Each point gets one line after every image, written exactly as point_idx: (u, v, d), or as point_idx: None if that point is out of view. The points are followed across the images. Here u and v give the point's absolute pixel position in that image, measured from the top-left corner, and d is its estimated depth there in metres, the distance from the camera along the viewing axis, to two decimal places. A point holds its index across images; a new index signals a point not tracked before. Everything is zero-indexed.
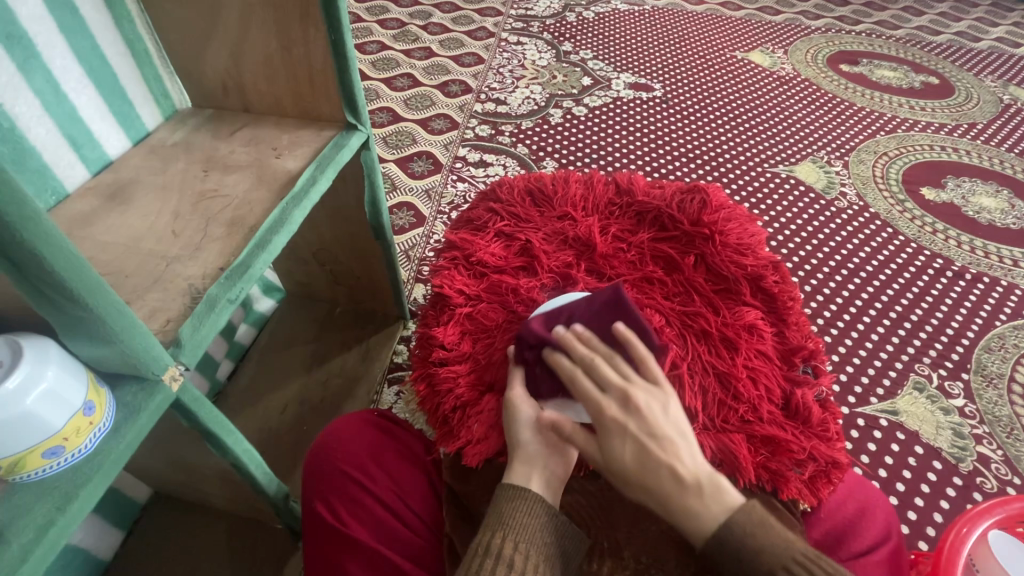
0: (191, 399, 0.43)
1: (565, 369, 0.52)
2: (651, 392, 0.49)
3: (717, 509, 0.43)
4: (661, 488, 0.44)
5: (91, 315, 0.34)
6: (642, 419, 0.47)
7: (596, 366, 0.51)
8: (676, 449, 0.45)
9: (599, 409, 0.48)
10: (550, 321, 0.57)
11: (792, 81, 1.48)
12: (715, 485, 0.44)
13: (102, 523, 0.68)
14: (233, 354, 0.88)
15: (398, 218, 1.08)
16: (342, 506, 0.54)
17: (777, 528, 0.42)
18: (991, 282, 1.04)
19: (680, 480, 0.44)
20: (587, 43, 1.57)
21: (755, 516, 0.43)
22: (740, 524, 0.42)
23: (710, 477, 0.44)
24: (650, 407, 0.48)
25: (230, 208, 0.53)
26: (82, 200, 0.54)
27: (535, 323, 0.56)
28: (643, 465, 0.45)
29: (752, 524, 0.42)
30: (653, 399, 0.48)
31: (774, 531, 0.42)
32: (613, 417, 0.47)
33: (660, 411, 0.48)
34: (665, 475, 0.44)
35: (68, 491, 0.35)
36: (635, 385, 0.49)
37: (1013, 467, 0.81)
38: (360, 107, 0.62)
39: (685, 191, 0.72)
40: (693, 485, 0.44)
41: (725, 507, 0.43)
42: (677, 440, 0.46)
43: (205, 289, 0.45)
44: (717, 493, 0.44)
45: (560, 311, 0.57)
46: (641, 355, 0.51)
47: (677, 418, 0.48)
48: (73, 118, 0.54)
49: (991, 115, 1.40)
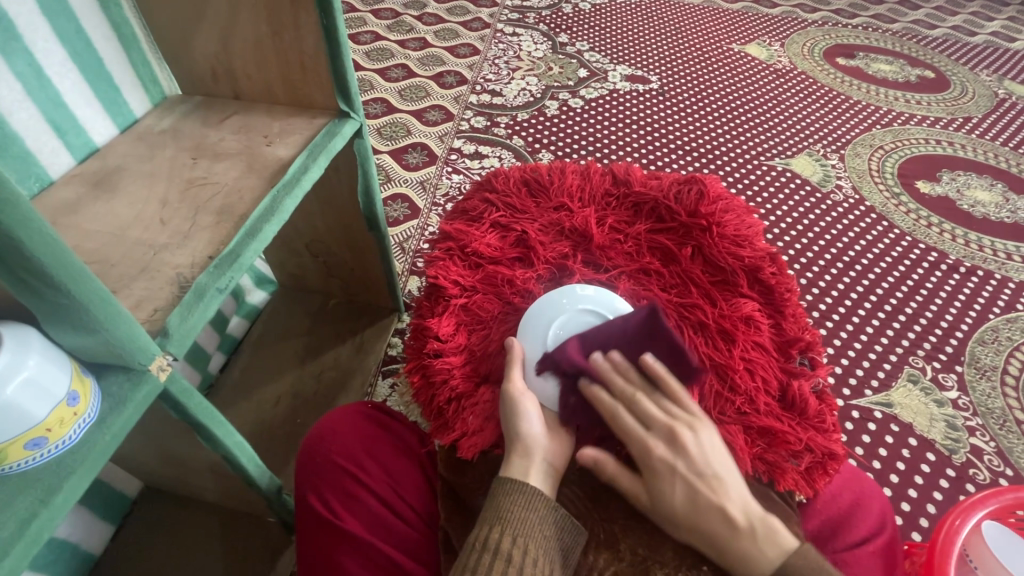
0: (179, 389, 0.42)
1: (606, 404, 0.52)
2: (696, 429, 0.50)
3: (770, 552, 0.44)
4: (715, 532, 0.45)
5: (74, 303, 0.33)
6: (690, 460, 0.48)
7: (638, 402, 0.52)
8: (725, 491, 0.47)
9: (646, 448, 0.49)
10: (586, 346, 0.55)
11: (789, 74, 1.48)
12: (768, 527, 0.45)
13: (91, 516, 0.67)
14: (226, 347, 0.87)
15: (392, 210, 1.07)
16: (336, 500, 0.54)
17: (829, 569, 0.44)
18: (985, 275, 1.04)
19: (733, 524, 0.45)
20: (584, 35, 1.56)
21: (808, 559, 0.44)
22: (795, 569, 0.43)
23: (760, 519, 0.46)
24: (698, 447, 0.49)
25: (219, 196, 0.51)
26: (67, 188, 0.52)
27: (569, 348, 0.55)
28: (695, 508, 0.46)
29: (806, 567, 0.43)
30: (699, 438, 0.49)
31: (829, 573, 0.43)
32: (660, 458, 0.48)
33: (706, 450, 0.49)
34: (718, 519, 0.45)
35: (51, 484, 0.34)
36: (679, 423, 0.50)
37: (1006, 459, 0.81)
38: (353, 94, 0.61)
39: (682, 181, 0.71)
40: (745, 527, 0.45)
41: (778, 550, 0.44)
42: (725, 480, 0.48)
43: (193, 278, 0.44)
44: (770, 535, 0.45)
45: (596, 335, 0.56)
46: (677, 391, 0.52)
47: (722, 455, 0.49)
48: (57, 103, 0.53)
49: (986, 109, 1.40)
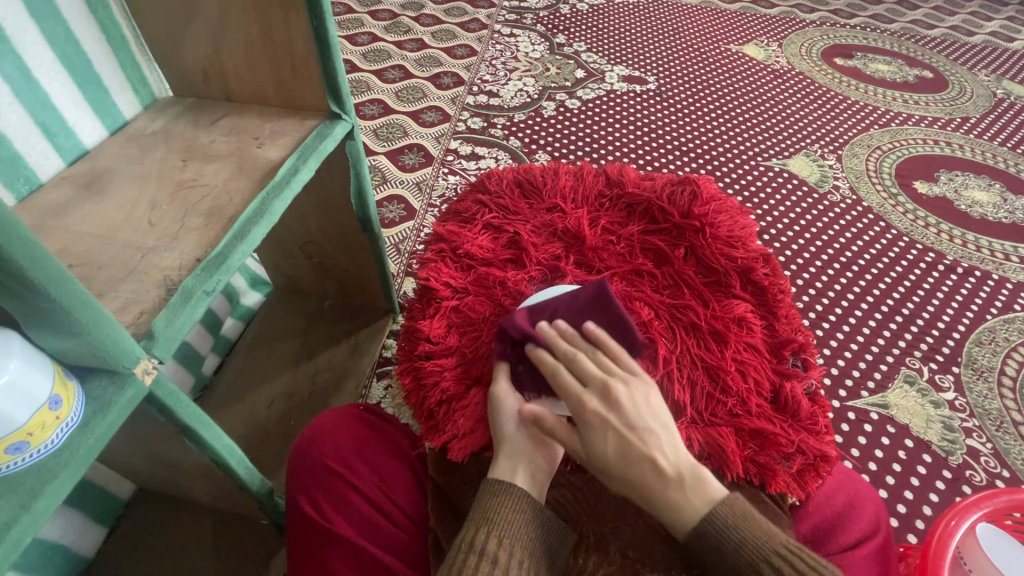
0: (167, 393, 0.42)
1: (547, 363, 0.51)
2: (631, 384, 0.49)
3: (697, 501, 0.43)
4: (644, 482, 0.44)
5: (55, 307, 0.33)
6: (622, 413, 0.47)
7: (577, 361, 0.50)
8: (656, 441, 0.45)
9: (580, 403, 0.48)
10: (534, 316, 0.55)
11: (787, 75, 1.47)
12: (697, 477, 0.44)
13: (83, 519, 0.67)
14: (220, 348, 0.87)
15: (388, 212, 1.07)
16: (325, 502, 0.54)
17: (758, 519, 0.43)
18: (982, 276, 1.04)
19: (662, 474, 0.44)
20: (581, 35, 1.56)
21: (735, 508, 0.43)
22: (722, 516, 0.42)
23: (690, 470, 0.45)
24: (632, 400, 0.47)
25: (208, 198, 0.51)
26: (56, 190, 0.52)
27: (518, 316, 0.55)
28: (625, 459, 0.44)
29: (733, 515, 0.42)
30: (633, 392, 0.48)
31: (754, 521, 0.42)
32: (594, 411, 0.47)
33: (640, 403, 0.47)
34: (647, 469, 0.44)
35: (34, 488, 0.34)
36: (615, 379, 0.49)
37: (1002, 460, 0.81)
38: (344, 95, 0.60)
39: (676, 182, 0.71)
40: (675, 477, 0.44)
41: (706, 499, 0.43)
42: (658, 432, 0.46)
43: (181, 280, 0.44)
44: (699, 485, 0.44)
45: (544, 305, 0.56)
46: (615, 351, 0.52)
47: (657, 409, 0.48)
48: (45, 105, 0.53)
49: (984, 109, 1.40)
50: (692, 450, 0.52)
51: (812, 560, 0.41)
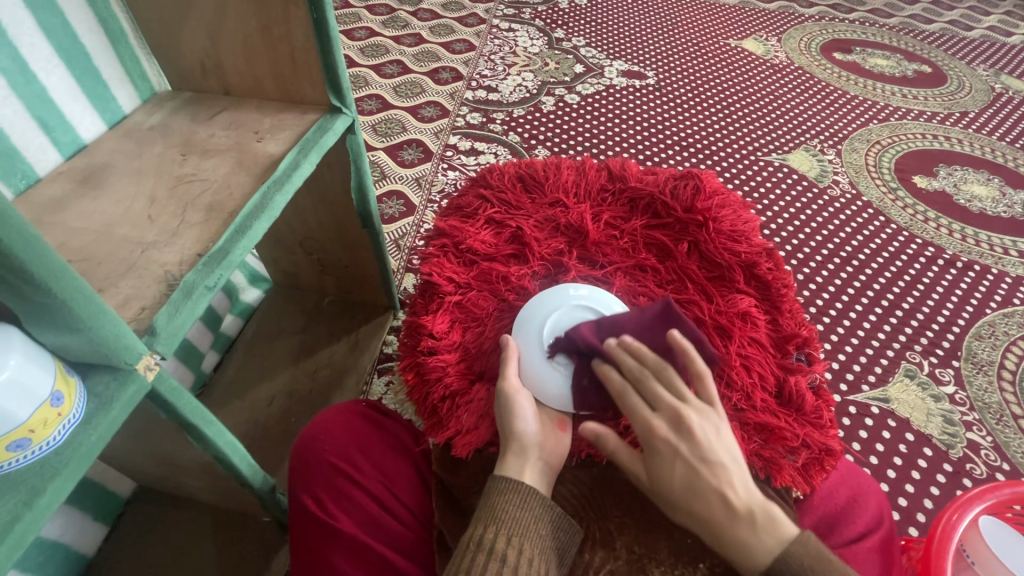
0: (169, 388, 0.42)
1: (615, 382, 0.51)
2: (705, 414, 0.47)
3: (770, 542, 0.42)
4: (712, 517, 0.43)
5: (55, 301, 0.32)
6: (693, 443, 0.45)
7: (647, 383, 0.49)
8: (727, 476, 0.44)
9: (648, 429, 0.47)
10: (601, 329, 0.54)
11: (786, 69, 1.47)
12: (770, 517, 0.43)
13: (83, 517, 0.66)
14: (219, 345, 0.86)
15: (387, 207, 1.06)
16: (328, 499, 0.53)
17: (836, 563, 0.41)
18: (981, 270, 1.04)
19: (732, 511, 0.43)
20: (580, 30, 1.55)
21: (812, 551, 0.41)
22: (796, 559, 0.41)
23: (763, 508, 0.43)
24: (704, 430, 0.46)
25: (209, 193, 0.51)
26: (53, 185, 0.51)
27: (584, 329, 0.54)
28: (693, 492, 0.44)
29: (809, 558, 0.41)
30: (706, 422, 0.47)
31: (833, 566, 0.40)
32: (663, 440, 0.46)
33: (713, 435, 0.46)
34: (716, 504, 0.43)
35: (36, 486, 0.34)
36: (688, 406, 0.47)
37: (1002, 453, 0.81)
38: (345, 88, 0.60)
39: (678, 177, 0.70)
40: (746, 516, 0.43)
41: (780, 540, 0.42)
42: (730, 466, 0.45)
43: (182, 276, 0.44)
44: (773, 526, 0.43)
45: (612, 320, 0.55)
46: (699, 372, 0.49)
47: (730, 442, 0.46)
48: (42, 98, 0.52)
49: (983, 104, 1.40)
50: None
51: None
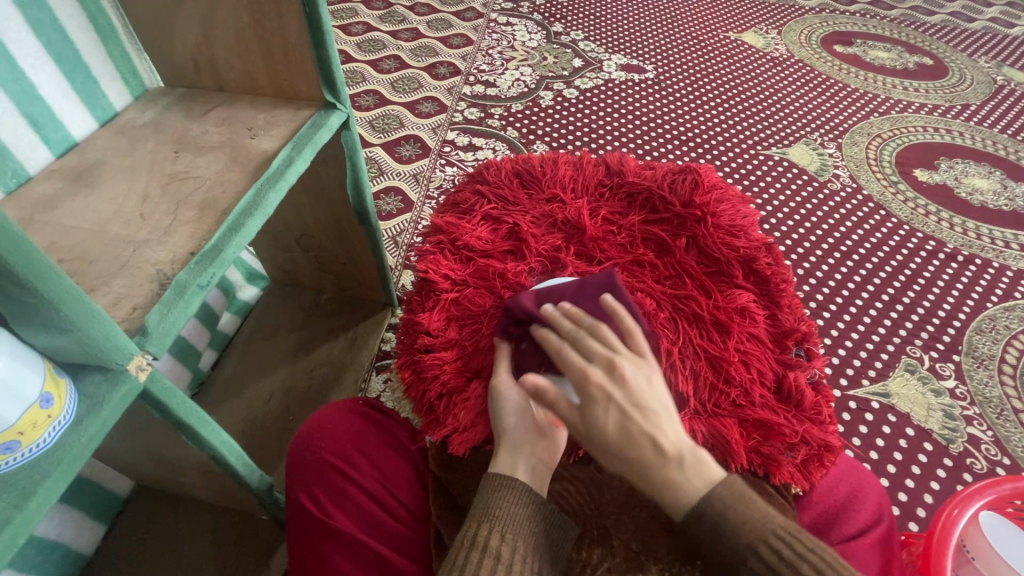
0: (162, 389, 0.41)
1: (552, 342, 0.51)
2: (637, 364, 0.48)
3: (697, 481, 0.42)
4: (642, 459, 0.43)
5: (43, 302, 0.32)
6: (625, 388, 0.46)
7: (582, 339, 0.50)
8: (657, 419, 0.44)
9: (584, 377, 0.47)
10: (540, 298, 0.56)
11: (786, 62, 1.46)
12: (697, 457, 0.43)
13: (81, 516, 0.66)
14: (216, 343, 0.86)
15: (385, 204, 1.06)
16: (326, 498, 0.53)
17: (758, 503, 0.41)
18: (982, 264, 1.03)
19: (661, 451, 0.43)
20: (578, 24, 1.54)
21: (736, 491, 0.41)
22: (721, 498, 0.41)
23: (691, 450, 0.43)
24: (635, 377, 0.47)
25: (202, 191, 0.50)
26: (45, 183, 0.51)
27: (524, 298, 0.56)
28: (624, 433, 0.44)
29: (732, 496, 0.41)
30: (638, 371, 0.47)
31: (753, 502, 0.41)
32: (597, 386, 0.46)
33: (644, 382, 0.47)
34: (647, 445, 0.43)
35: (25, 489, 0.34)
36: (621, 356, 0.48)
37: (1003, 448, 0.81)
38: (339, 84, 0.59)
39: (676, 171, 0.70)
40: (675, 457, 0.43)
41: (706, 480, 0.42)
42: (660, 411, 0.45)
43: (175, 275, 0.43)
44: (700, 466, 0.43)
45: (551, 290, 0.56)
46: (628, 328, 0.51)
47: (661, 390, 0.47)
48: (31, 95, 0.51)
49: (984, 97, 1.38)
50: (696, 442, 0.52)
51: (811, 543, 0.38)
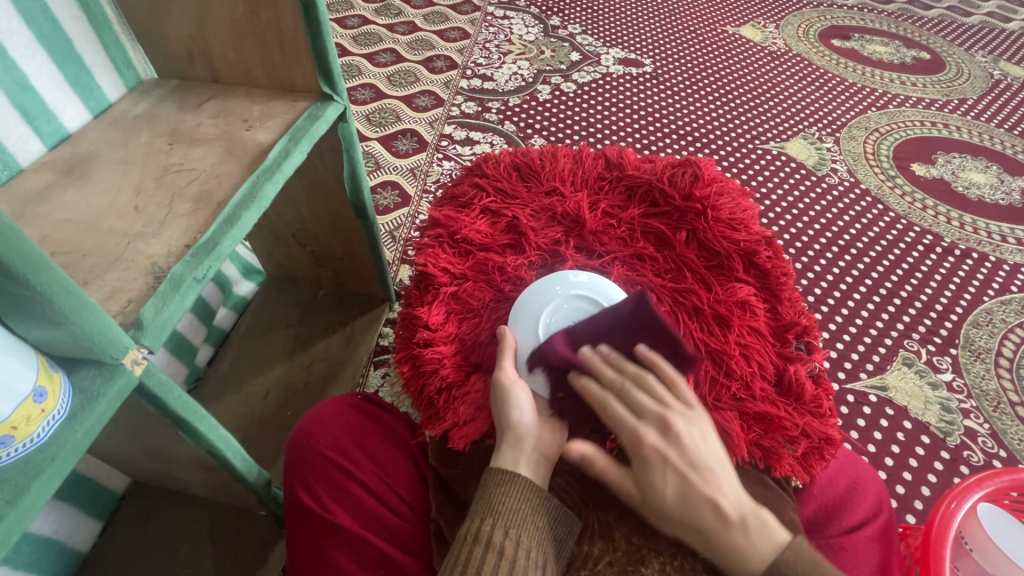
0: (157, 383, 0.41)
1: (597, 395, 0.50)
2: (689, 419, 0.48)
3: (764, 547, 0.43)
4: (706, 526, 0.44)
5: (34, 294, 0.31)
6: (681, 451, 0.46)
7: (629, 392, 0.50)
8: (717, 481, 0.45)
9: (637, 438, 0.47)
10: (574, 338, 0.53)
11: (784, 56, 1.45)
12: (761, 521, 0.44)
13: (77, 513, 0.65)
14: (213, 339, 0.85)
15: (382, 198, 1.05)
16: (325, 493, 0.53)
17: (826, 567, 0.42)
18: (979, 258, 1.03)
19: (725, 517, 0.43)
20: (575, 17, 1.53)
21: (802, 554, 0.43)
22: (788, 563, 0.42)
23: (754, 512, 0.44)
24: (690, 436, 0.47)
25: (197, 183, 0.49)
26: (37, 176, 0.50)
27: (557, 343, 0.53)
28: (685, 501, 0.44)
29: (799, 562, 0.42)
30: (691, 427, 0.47)
31: (821, 566, 0.42)
32: (652, 448, 0.46)
33: (699, 440, 0.47)
34: (709, 512, 0.44)
35: (19, 485, 0.33)
36: (672, 412, 0.48)
37: (999, 441, 0.81)
38: (336, 76, 0.58)
39: (676, 164, 0.69)
40: (738, 522, 0.43)
41: (772, 545, 0.43)
42: (717, 470, 0.46)
43: (170, 268, 0.43)
44: (764, 530, 0.43)
45: (583, 328, 0.54)
46: (673, 378, 0.50)
47: (715, 446, 0.47)
48: (23, 86, 0.50)
49: (981, 91, 1.39)
50: None
51: None
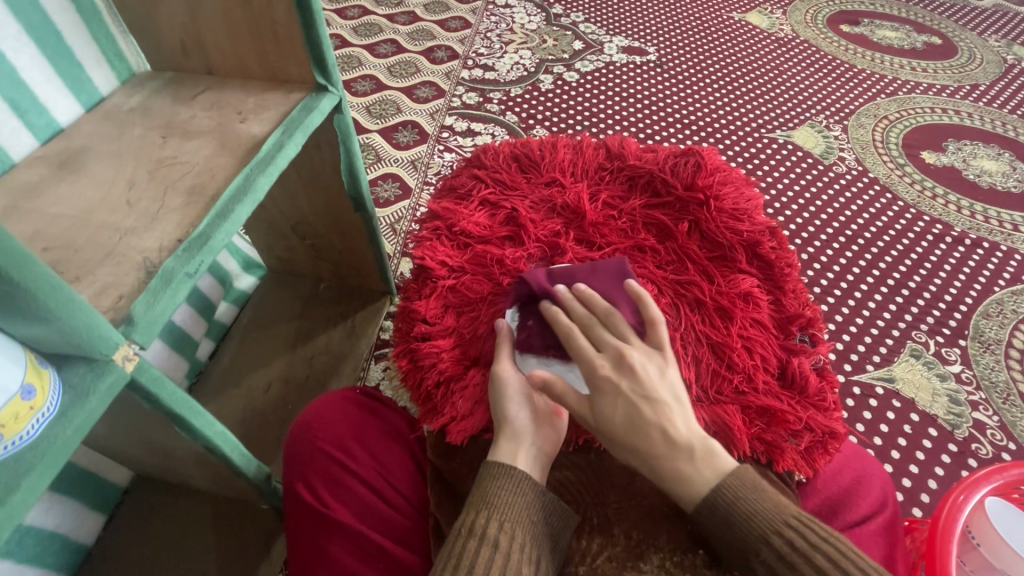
0: (151, 379, 0.40)
1: (562, 325, 0.50)
2: (649, 353, 0.47)
3: (709, 474, 0.42)
4: (651, 450, 0.43)
5: (20, 292, 0.31)
6: (635, 380, 0.45)
7: (594, 327, 0.50)
8: (668, 411, 0.44)
9: (593, 367, 0.47)
10: (555, 278, 0.56)
11: (791, 42, 1.42)
12: (708, 449, 0.43)
13: (80, 506, 0.66)
14: (214, 333, 0.85)
15: (383, 191, 1.04)
16: (322, 487, 0.53)
17: (768, 491, 0.42)
18: (989, 247, 1.01)
19: (671, 443, 0.43)
20: (579, 5, 1.50)
21: (746, 481, 0.42)
22: (732, 489, 0.41)
23: (703, 442, 0.43)
24: (647, 368, 0.46)
25: (190, 176, 0.49)
26: (29, 169, 0.50)
27: (538, 273, 0.56)
28: (632, 426, 0.44)
29: (743, 489, 0.42)
30: (649, 361, 0.47)
31: (765, 494, 0.41)
32: (605, 377, 0.46)
33: (656, 373, 0.46)
34: (658, 438, 0.43)
35: (9, 482, 0.33)
36: (633, 347, 0.48)
37: (1008, 433, 0.80)
38: (331, 66, 0.57)
39: (679, 154, 0.68)
40: (685, 449, 0.43)
41: (717, 472, 0.42)
42: (670, 402, 0.45)
43: (161, 263, 0.42)
44: (711, 459, 0.43)
45: (566, 270, 0.56)
46: (650, 316, 0.49)
47: (673, 381, 0.46)
48: (14, 80, 0.50)
49: (994, 76, 1.35)
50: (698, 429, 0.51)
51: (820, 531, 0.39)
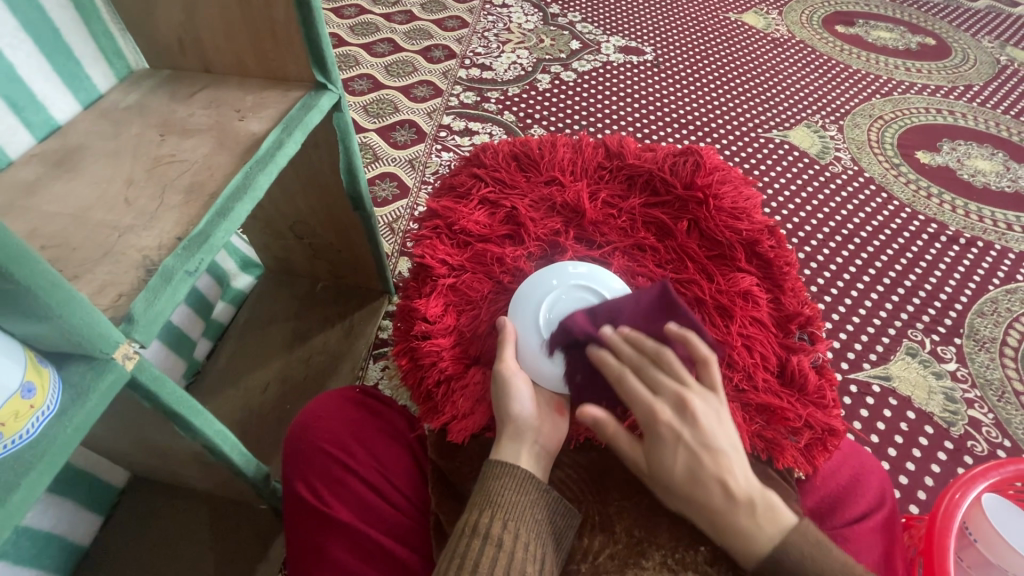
0: (151, 377, 0.40)
1: (613, 368, 0.50)
2: (707, 398, 0.47)
3: (771, 529, 0.42)
4: (711, 504, 0.43)
5: (20, 290, 0.31)
6: (696, 428, 0.45)
7: (647, 369, 0.49)
8: (728, 461, 0.44)
9: (652, 412, 0.46)
10: (596, 317, 0.53)
11: (787, 43, 1.43)
12: (769, 503, 0.43)
13: (76, 507, 0.65)
14: (212, 332, 0.85)
15: (380, 190, 1.04)
16: (323, 486, 0.53)
17: (835, 550, 0.41)
18: (984, 246, 1.02)
19: (732, 497, 0.42)
20: (576, 5, 1.50)
21: (810, 536, 0.41)
22: (796, 546, 0.41)
23: (763, 496, 0.43)
24: (707, 416, 0.46)
25: (188, 174, 0.49)
26: (25, 167, 0.49)
27: (578, 317, 0.53)
28: (692, 478, 0.43)
29: (807, 545, 0.41)
30: (709, 408, 0.46)
31: (832, 553, 0.41)
32: (664, 425, 0.45)
33: (715, 421, 0.46)
34: (718, 492, 0.43)
35: (9, 481, 0.33)
36: (690, 391, 0.47)
37: (1003, 430, 0.81)
38: (330, 64, 0.57)
39: (678, 153, 0.68)
40: (746, 504, 0.42)
41: (780, 527, 0.42)
42: (730, 452, 0.44)
43: (160, 261, 0.42)
44: (772, 512, 0.42)
45: (608, 308, 0.53)
46: (703, 357, 0.48)
47: (731, 428, 0.46)
48: (11, 77, 0.50)
49: (987, 77, 1.36)
50: None
51: None
